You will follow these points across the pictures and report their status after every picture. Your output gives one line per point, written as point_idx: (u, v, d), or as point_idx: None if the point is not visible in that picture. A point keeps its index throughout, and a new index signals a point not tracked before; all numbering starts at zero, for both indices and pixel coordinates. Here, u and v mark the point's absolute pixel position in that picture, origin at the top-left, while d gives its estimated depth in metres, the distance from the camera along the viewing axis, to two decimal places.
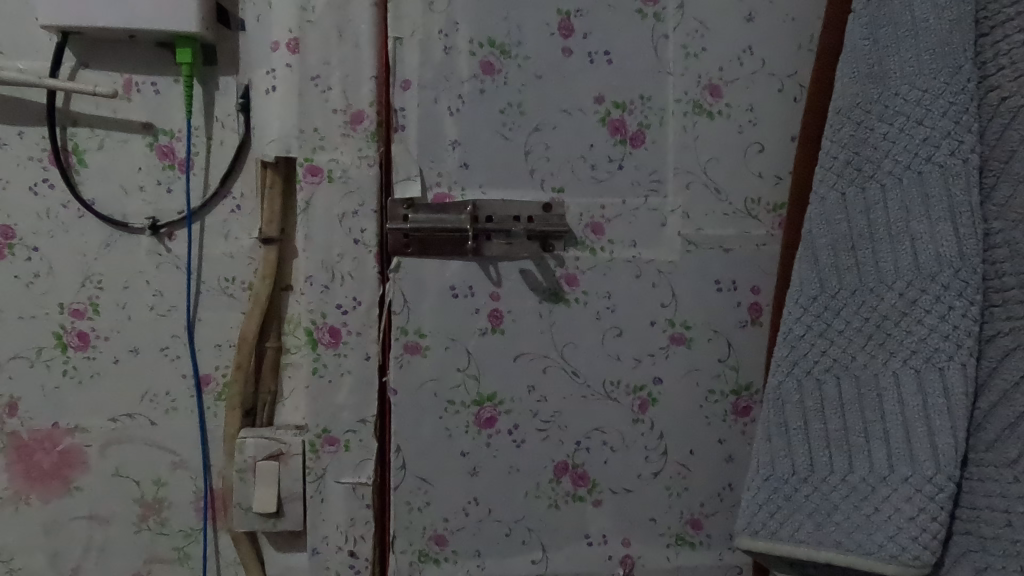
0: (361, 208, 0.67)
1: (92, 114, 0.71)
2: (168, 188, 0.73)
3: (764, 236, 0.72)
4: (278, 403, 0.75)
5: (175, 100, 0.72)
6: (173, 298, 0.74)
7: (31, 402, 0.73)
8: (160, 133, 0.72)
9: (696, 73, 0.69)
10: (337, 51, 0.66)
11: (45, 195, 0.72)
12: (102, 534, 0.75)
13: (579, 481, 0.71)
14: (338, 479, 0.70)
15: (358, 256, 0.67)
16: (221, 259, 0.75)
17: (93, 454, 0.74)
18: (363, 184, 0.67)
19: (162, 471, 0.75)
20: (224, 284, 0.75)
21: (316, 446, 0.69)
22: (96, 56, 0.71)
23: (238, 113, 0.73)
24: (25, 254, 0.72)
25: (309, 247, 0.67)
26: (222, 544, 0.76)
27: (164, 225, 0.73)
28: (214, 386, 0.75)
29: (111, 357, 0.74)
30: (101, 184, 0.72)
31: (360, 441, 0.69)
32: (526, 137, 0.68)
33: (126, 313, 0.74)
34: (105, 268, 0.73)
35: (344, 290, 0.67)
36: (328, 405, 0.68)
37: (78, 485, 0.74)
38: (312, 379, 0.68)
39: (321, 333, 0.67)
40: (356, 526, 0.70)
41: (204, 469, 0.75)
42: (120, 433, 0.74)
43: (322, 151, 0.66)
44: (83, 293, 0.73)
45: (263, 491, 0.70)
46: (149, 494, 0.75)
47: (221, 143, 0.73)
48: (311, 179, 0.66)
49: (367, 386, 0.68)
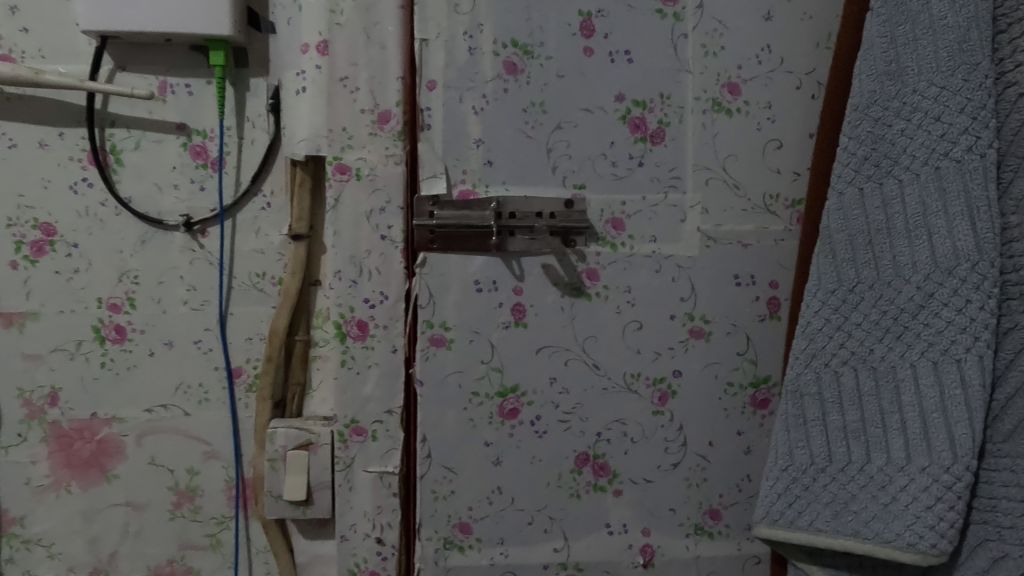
0: (388, 205, 0.68)
1: (129, 115, 0.74)
2: (201, 187, 0.75)
3: (782, 231, 0.72)
4: (306, 394, 0.77)
5: (207, 101, 0.74)
6: (206, 293, 0.76)
7: (71, 393, 0.76)
8: (194, 134, 0.75)
9: (716, 71, 0.69)
10: (364, 53, 0.67)
11: (84, 194, 0.74)
12: (138, 521, 0.78)
13: (600, 471, 0.71)
14: (365, 468, 0.71)
15: (385, 252, 0.68)
16: (252, 254, 0.77)
17: (130, 443, 0.77)
18: (390, 182, 0.68)
19: (195, 461, 0.77)
20: (255, 279, 0.77)
21: (344, 436, 0.70)
22: (133, 60, 0.73)
23: (268, 114, 0.75)
24: (66, 250, 0.75)
25: (337, 243, 0.68)
26: (252, 530, 0.79)
27: (198, 222, 0.75)
28: (245, 378, 0.77)
29: (146, 350, 0.76)
30: (138, 183, 0.75)
31: (387, 431, 0.70)
32: (548, 134, 0.68)
33: (160, 307, 0.76)
34: (141, 264, 0.75)
35: (371, 285, 0.68)
36: (356, 396, 0.70)
37: (116, 473, 0.77)
38: (340, 370, 0.69)
39: (350, 326, 0.69)
40: (383, 514, 0.71)
41: (235, 459, 0.77)
42: (155, 423, 0.77)
43: (350, 150, 0.68)
44: (120, 288, 0.75)
45: (293, 480, 0.72)
46: (183, 483, 0.77)
47: (252, 142, 0.75)
48: (339, 177, 0.67)
49: (393, 378, 0.70)
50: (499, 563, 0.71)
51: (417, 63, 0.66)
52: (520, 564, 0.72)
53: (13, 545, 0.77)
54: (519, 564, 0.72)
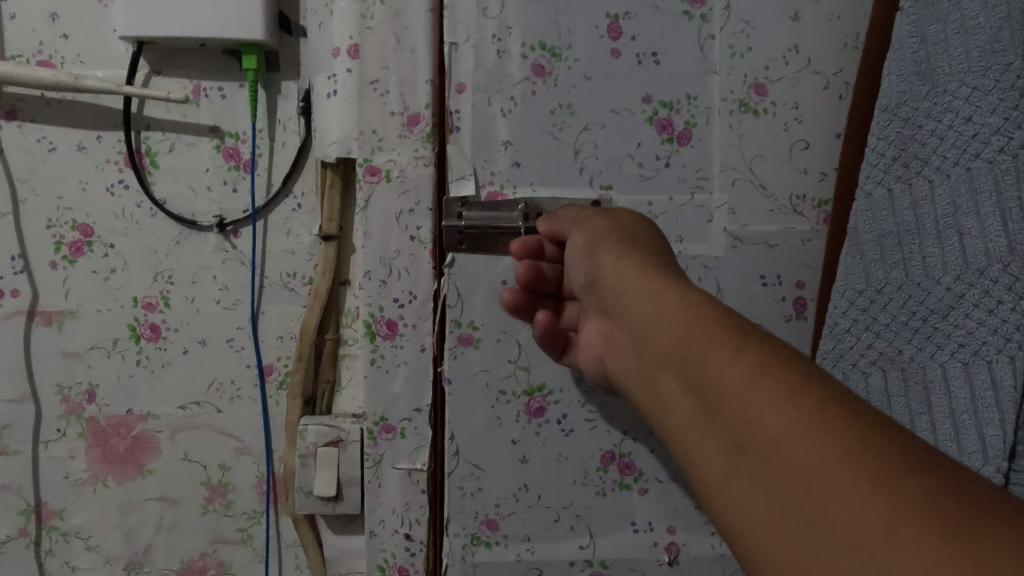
0: (417, 206, 0.69)
1: (164, 118, 0.76)
2: (234, 188, 0.77)
3: (809, 232, 0.71)
4: (336, 391, 0.78)
5: (240, 105, 0.76)
6: (238, 292, 0.78)
7: (108, 390, 0.78)
8: (227, 136, 0.76)
9: (743, 73, 0.68)
10: (393, 57, 0.67)
11: (121, 196, 0.77)
12: (172, 515, 0.80)
13: (626, 470, 0.72)
14: (394, 465, 0.72)
15: (414, 252, 0.69)
16: (284, 255, 0.78)
17: (164, 440, 0.79)
18: (419, 184, 0.69)
19: (227, 456, 0.79)
20: (286, 279, 0.78)
21: (373, 433, 0.71)
22: (168, 65, 0.75)
23: (299, 116, 0.77)
24: (104, 251, 0.77)
25: (367, 244, 0.69)
26: (282, 525, 0.81)
27: (230, 223, 0.77)
28: (276, 376, 0.79)
29: (180, 348, 0.78)
30: (172, 185, 0.77)
31: (415, 429, 0.71)
32: (575, 136, 0.68)
33: (193, 306, 0.78)
34: (175, 264, 0.78)
35: (400, 285, 0.69)
36: (385, 394, 0.71)
37: (150, 468, 0.79)
38: (369, 368, 0.70)
39: (379, 325, 0.70)
40: (412, 510, 0.72)
41: (266, 455, 0.79)
42: (189, 420, 0.79)
43: (381, 152, 0.68)
44: (154, 287, 0.78)
45: (323, 475, 0.74)
46: (215, 479, 0.79)
47: (283, 144, 0.77)
48: (370, 179, 0.68)
49: (422, 376, 0.70)
50: (526, 560, 0.72)
51: (446, 67, 0.67)
52: (547, 560, 0.72)
53: (54, 536, 0.80)
54: (546, 560, 0.72)
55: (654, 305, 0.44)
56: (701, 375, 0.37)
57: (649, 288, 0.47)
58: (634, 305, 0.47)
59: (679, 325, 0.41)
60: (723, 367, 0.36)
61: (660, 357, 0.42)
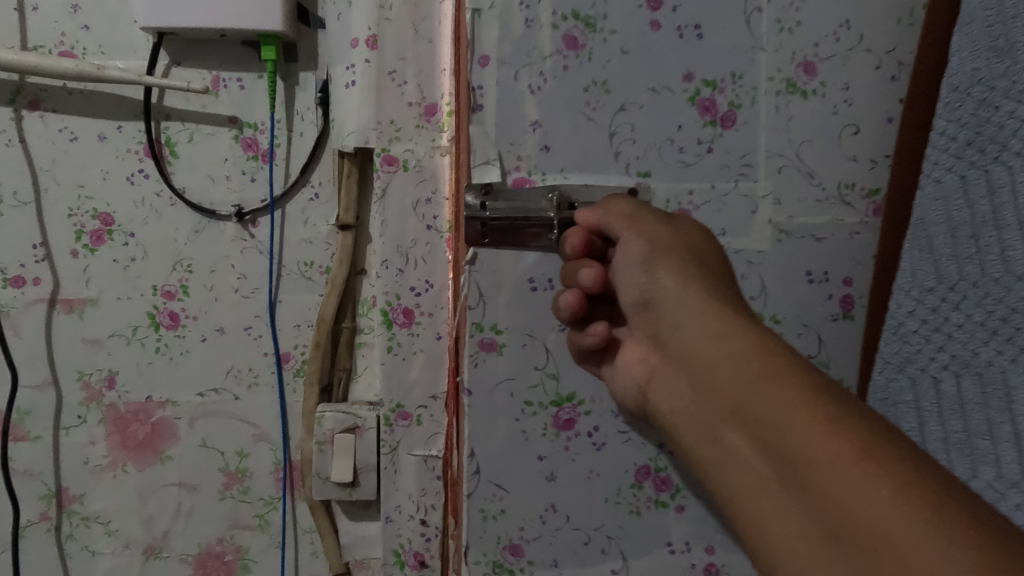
0: (434, 195, 0.69)
1: (183, 109, 0.74)
2: (252, 178, 0.75)
3: (858, 224, 0.66)
4: (352, 379, 0.78)
5: (259, 95, 0.74)
6: (256, 281, 0.77)
7: (128, 377, 0.77)
8: (245, 126, 0.75)
9: (791, 50, 0.63)
10: (413, 47, 0.67)
11: (142, 185, 0.75)
12: (190, 501, 0.79)
13: (662, 486, 0.68)
14: (410, 452, 0.73)
15: (431, 241, 0.69)
16: (301, 244, 0.77)
17: (183, 426, 0.78)
18: (436, 172, 0.69)
19: (245, 443, 0.78)
20: (303, 268, 0.77)
21: (390, 420, 0.73)
22: (187, 55, 0.73)
23: (317, 107, 0.75)
24: (124, 240, 0.76)
25: (385, 232, 0.69)
26: (300, 513, 0.80)
27: (249, 212, 0.76)
28: (293, 363, 0.77)
29: (199, 335, 0.77)
30: (192, 175, 0.75)
31: (432, 416, 0.73)
32: (610, 117, 0.63)
33: (212, 294, 0.77)
34: (195, 253, 0.76)
35: (417, 273, 0.70)
36: (402, 381, 0.72)
37: (168, 454, 0.78)
38: (387, 356, 0.71)
39: (396, 313, 0.70)
40: (427, 497, 0.74)
41: (283, 442, 0.78)
42: (208, 407, 0.77)
43: (398, 142, 0.68)
44: (174, 276, 0.76)
45: (340, 463, 0.74)
46: (233, 465, 0.78)
47: (301, 135, 0.75)
48: (387, 168, 0.68)
49: (439, 364, 0.71)
50: None
51: (468, 38, 0.60)
52: None
53: (74, 521, 0.79)
54: None
55: (722, 345, 0.47)
56: (779, 429, 0.40)
57: (716, 325, 0.48)
58: (698, 340, 0.49)
59: (756, 374, 0.43)
60: (805, 422, 0.38)
61: (725, 396, 0.45)
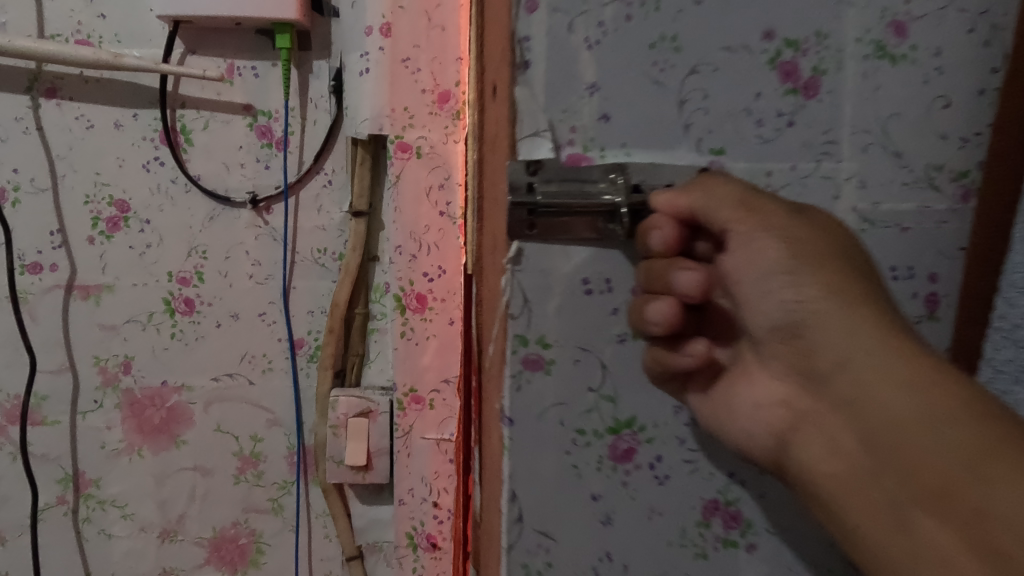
0: (448, 181, 0.87)
1: (198, 95, 0.94)
2: (266, 165, 0.96)
3: (945, 211, 0.55)
4: (365, 363, 1.01)
5: (272, 80, 0.93)
6: (269, 268, 0.99)
7: (144, 362, 1.01)
8: (260, 115, 0.94)
9: (880, 6, 0.51)
10: (423, 35, 0.83)
11: (155, 171, 0.96)
12: (204, 482, 1.04)
13: (731, 522, 0.58)
14: (423, 435, 0.95)
15: (443, 228, 0.88)
16: (316, 231, 0.98)
17: (198, 411, 1.02)
18: (446, 158, 0.86)
19: (259, 429, 1.03)
20: (317, 254, 0.99)
21: (404, 403, 0.94)
22: (200, 44, 0.92)
23: (329, 95, 0.94)
24: (138, 225, 0.97)
25: (401, 218, 0.87)
26: (311, 495, 1.06)
27: (263, 199, 0.97)
28: (306, 349, 1.01)
29: (213, 322, 1.00)
30: (207, 161, 0.96)
31: (444, 400, 0.94)
32: (682, 82, 0.51)
33: (226, 281, 0.99)
34: (207, 239, 0.98)
35: (429, 260, 0.89)
36: (416, 364, 0.92)
37: (183, 438, 1.02)
38: (402, 339, 0.91)
39: (410, 299, 0.90)
40: (440, 481, 0.96)
41: (296, 430, 1.03)
42: (221, 391, 1.01)
43: (411, 130, 0.85)
44: (189, 262, 0.98)
45: (354, 446, 0.97)
46: (247, 450, 1.03)
47: (315, 121, 0.95)
48: (402, 155, 0.86)
49: (449, 347, 0.92)
50: None
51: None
52: None
53: (91, 504, 1.04)
54: None
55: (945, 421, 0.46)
56: None
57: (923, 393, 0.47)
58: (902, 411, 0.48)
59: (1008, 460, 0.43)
60: None
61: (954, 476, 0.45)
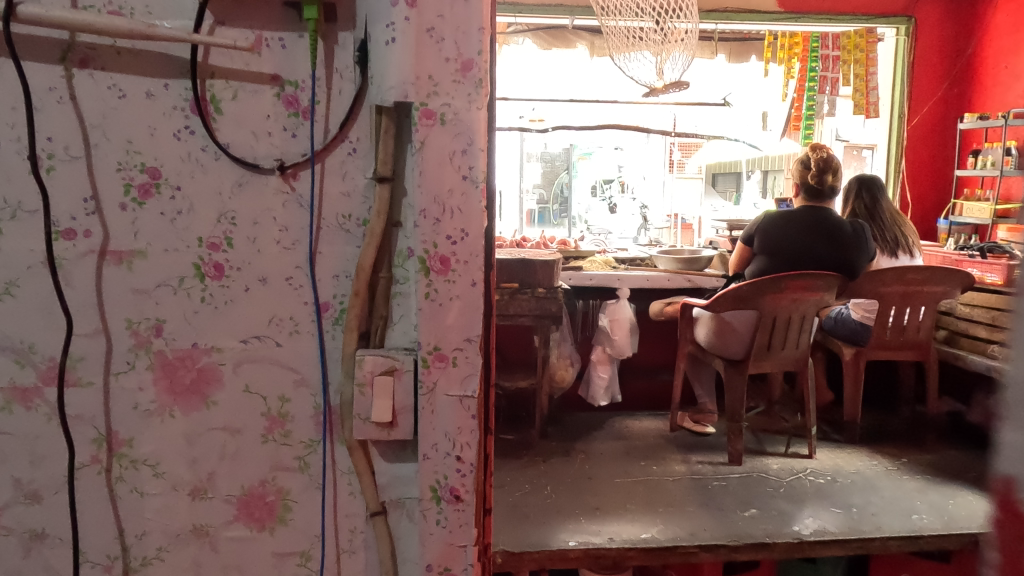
0: (468, 148, 1.48)
1: (225, 66, 1.51)
2: (291, 132, 1.55)
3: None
4: (388, 326, 1.61)
5: (295, 50, 1.50)
6: (293, 234, 1.58)
7: (177, 326, 1.59)
8: (287, 86, 1.53)
9: None
10: (446, 12, 1.44)
11: (184, 139, 1.52)
12: (231, 443, 1.65)
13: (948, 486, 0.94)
14: (449, 393, 1.57)
15: (466, 192, 1.50)
16: (340, 198, 1.57)
17: (226, 369, 1.62)
18: (467, 122, 1.47)
19: (286, 390, 1.64)
20: (342, 220, 1.58)
21: (430, 363, 1.55)
22: (228, 19, 1.49)
23: (352, 67, 1.52)
24: (168, 191, 1.54)
25: (426, 180, 1.49)
26: (336, 456, 1.67)
27: (291, 166, 1.55)
28: (329, 311, 1.61)
29: (241, 287, 1.59)
30: (239, 130, 1.53)
31: (465, 360, 1.56)
32: None
33: (252, 250, 1.58)
34: (235, 209, 1.56)
35: (452, 225, 1.50)
36: (442, 323, 1.54)
37: (211, 400, 1.63)
38: (428, 300, 1.53)
39: (434, 262, 1.51)
40: (463, 436, 1.58)
41: (319, 388, 1.64)
42: (248, 351, 1.61)
43: (436, 98, 1.46)
44: (218, 230, 1.56)
45: (383, 403, 1.58)
46: (276, 412, 1.64)
47: (340, 91, 1.53)
48: (428, 120, 1.46)
49: (471, 307, 1.54)
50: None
51: None
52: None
53: (122, 463, 1.63)
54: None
55: None
56: None
57: None
58: None
59: None
60: None
61: None
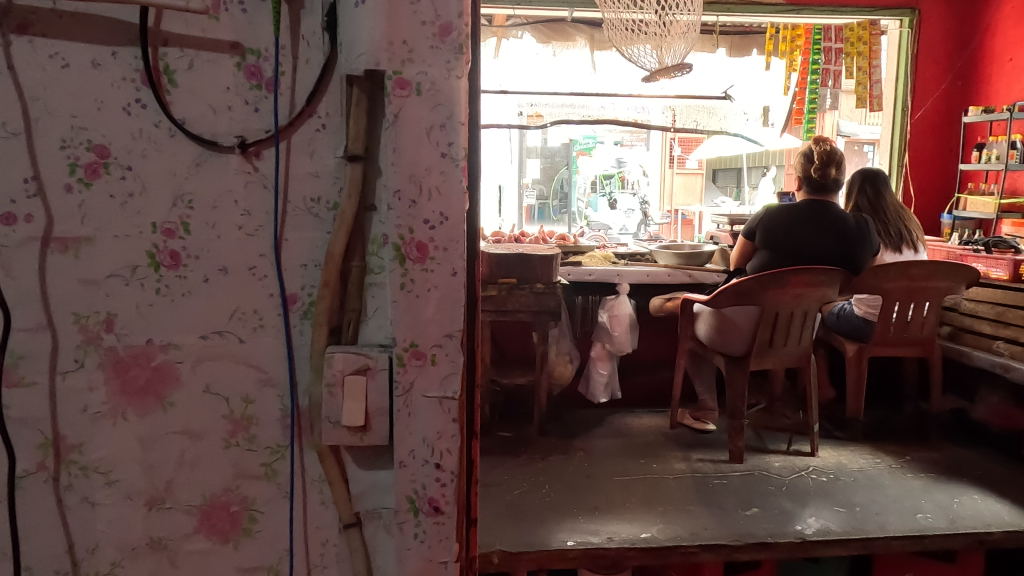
0: (449, 120, 0.69)
1: (183, 33, 0.69)
2: (256, 108, 0.71)
3: None
4: (362, 320, 0.75)
5: (264, 20, 0.70)
6: (261, 218, 0.73)
7: (129, 317, 0.73)
8: (249, 53, 0.70)
9: None
10: None
11: (138, 116, 0.70)
12: (194, 453, 0.76)
13: None
14: (426, 394, 0.73)
15: (445, 169, 0.70)
16: (307, 178, 0.73)
17: (185, 369, 0.75)
18: (451, 95, 0.69)
19: (251, 388, 0.76)
20: (310, 204, 0.73)
21: (403, 359, 0.72)
22: None
23: (322, 33, 0.71)
24: (120, 173, 0.71)
25: (398, 159, 0.69)
26: (310, 462, 0.78)
27: (253, 143, 0.71)
28: (300, 305, 0.74)
29: (201, 276, 0.73)
30: (192, 104, 0.70)
31: (448, 355, 0.73)
32: None
33: (213, 232, 0.73)
34: (195, 188, 0.72)
35: (431, 206, 0.70)
36: (417, 319, 0.71)
37: (171, 400, 0.75)
38: (406, 350, 0.72)
39: (410, 248, 0.70)
40: (444, 440, 0.74)
41: (292, 389, 0.76)
42: (213, 348, 0.74)
43: (410, 65, 0.68)
44: (174, 213, 0.72)
45: (352, 404, 0.73)
46: (239, 412, 0.76)
47: (307, 62, 0.71)
48: (400, 92, 0.68)
49: (456, 354, 0.73)
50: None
51: None
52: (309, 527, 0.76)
53: (73, 471, 0.75)
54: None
55: None
56: None
57: None
58: None
59: None
60: None
61: None
